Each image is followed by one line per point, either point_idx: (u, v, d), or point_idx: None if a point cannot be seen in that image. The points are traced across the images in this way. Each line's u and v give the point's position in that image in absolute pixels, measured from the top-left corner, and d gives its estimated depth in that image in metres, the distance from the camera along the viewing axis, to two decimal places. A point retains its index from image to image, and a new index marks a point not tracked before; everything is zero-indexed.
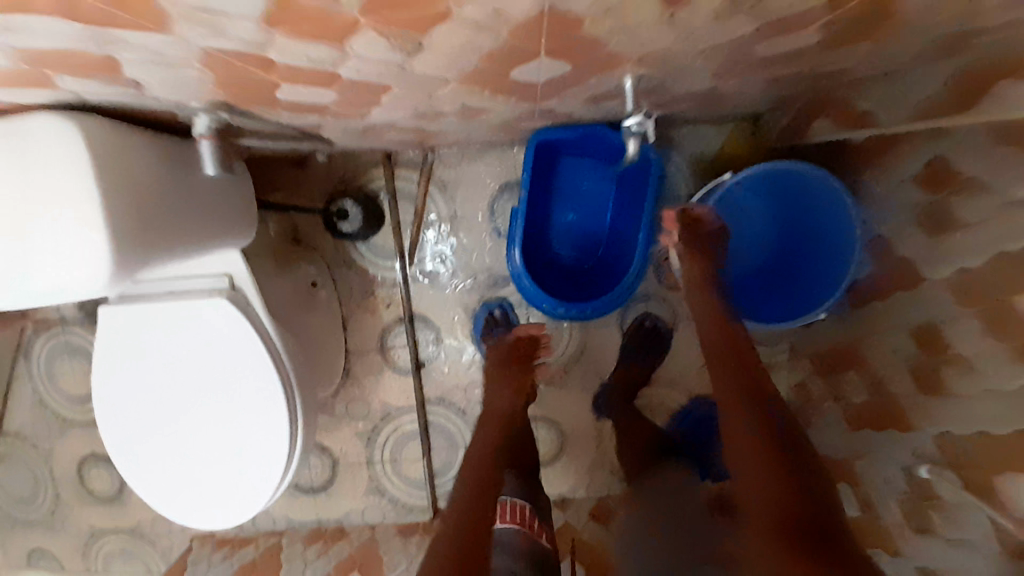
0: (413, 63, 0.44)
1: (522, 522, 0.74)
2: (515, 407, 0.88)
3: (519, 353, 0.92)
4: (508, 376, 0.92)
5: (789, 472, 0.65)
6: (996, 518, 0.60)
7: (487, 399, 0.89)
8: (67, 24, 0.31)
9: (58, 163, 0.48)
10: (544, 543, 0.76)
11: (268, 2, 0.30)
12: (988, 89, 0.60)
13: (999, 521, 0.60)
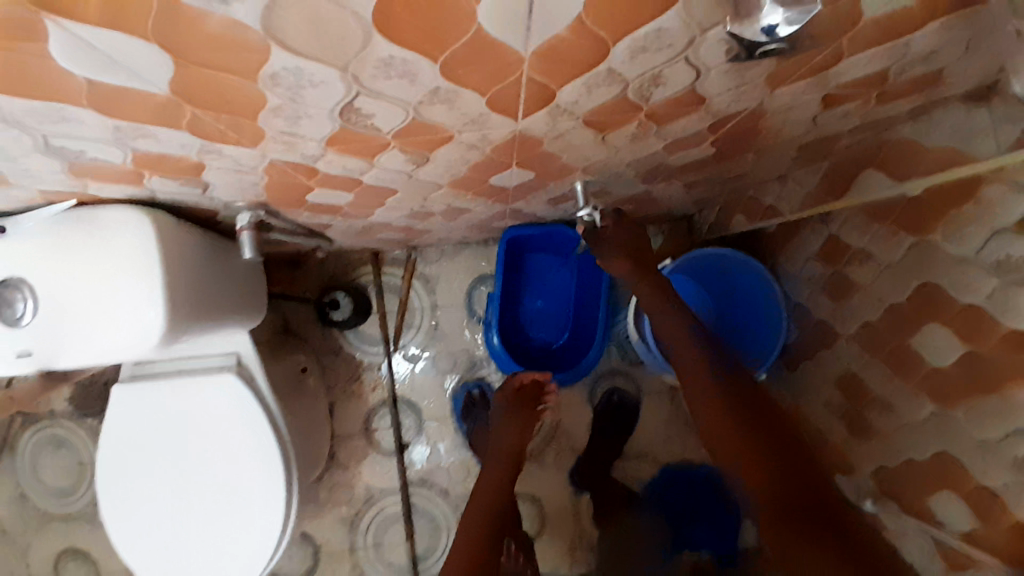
0: (420, 171, 0.58)
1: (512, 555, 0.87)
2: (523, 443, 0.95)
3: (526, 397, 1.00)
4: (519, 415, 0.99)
5: (796, 490, 0.56)
6: (941, 538, 0.70)
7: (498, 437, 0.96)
8: (189, 138, 0.45)
9: (131, 247, 0.60)
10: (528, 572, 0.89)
11: (334, 129, 0.44)
12: (852, 185, 0.79)
13: (944, 541, 0.70)
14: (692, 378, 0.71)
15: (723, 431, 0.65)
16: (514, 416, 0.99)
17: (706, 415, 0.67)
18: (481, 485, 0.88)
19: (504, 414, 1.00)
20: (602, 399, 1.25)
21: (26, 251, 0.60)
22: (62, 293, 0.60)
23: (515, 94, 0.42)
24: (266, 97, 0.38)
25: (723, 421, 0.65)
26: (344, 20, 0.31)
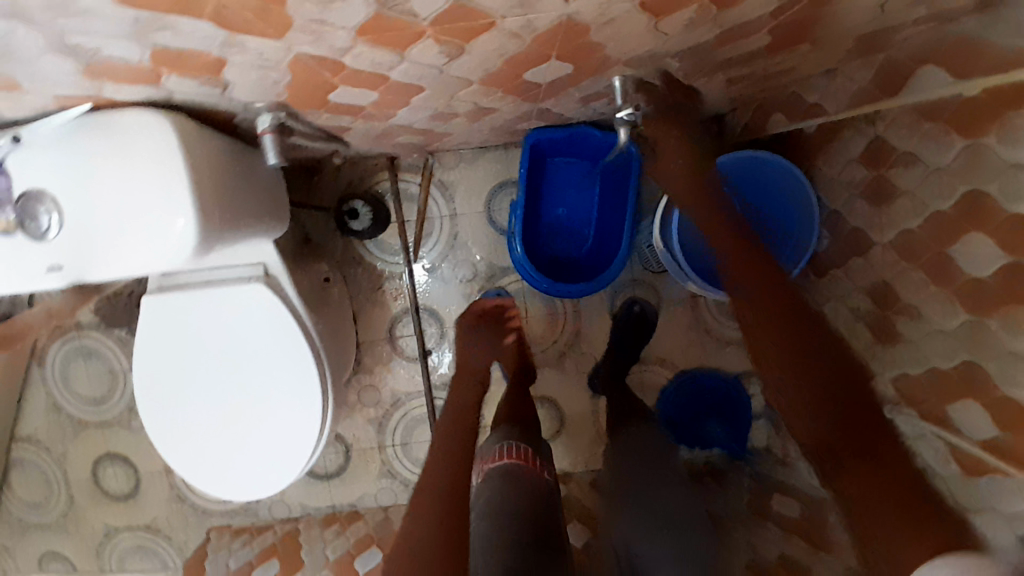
0: (453, 65, 0.54)
1: (523, 459, 0.88)
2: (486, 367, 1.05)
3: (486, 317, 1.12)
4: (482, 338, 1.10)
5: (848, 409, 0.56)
6: (957, 443, 0.72)
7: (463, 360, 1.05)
8: (211, 29, 0.41)
9: (155, 154, 0.58)
10: (545, 476, 0.88)
11: (366, 16, 0.41)
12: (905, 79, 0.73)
13: (959, 445, 0.72)
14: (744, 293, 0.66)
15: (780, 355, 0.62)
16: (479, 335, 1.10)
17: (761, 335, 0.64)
18: (457, 404, 0.94)
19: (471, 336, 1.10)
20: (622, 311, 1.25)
21: (46, 162, 0.58)
22: (85, 204, 0.58)
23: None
24: None
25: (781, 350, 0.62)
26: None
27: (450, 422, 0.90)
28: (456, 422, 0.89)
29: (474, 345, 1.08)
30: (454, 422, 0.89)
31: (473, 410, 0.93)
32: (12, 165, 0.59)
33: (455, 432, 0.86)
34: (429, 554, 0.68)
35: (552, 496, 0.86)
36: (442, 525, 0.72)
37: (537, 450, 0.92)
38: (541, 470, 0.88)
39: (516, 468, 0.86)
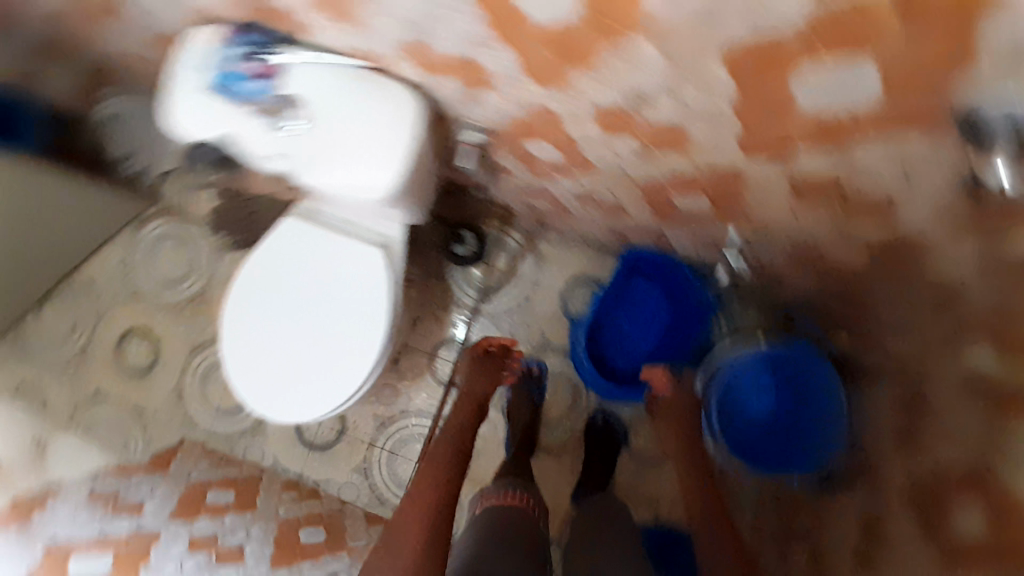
0: (634, 163, 0.71)
1: (523, 500, 0.97)
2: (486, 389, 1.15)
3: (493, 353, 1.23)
4: (485, 366, 1.20)
5: None
6: None
7: (468, 382, 1.16)
8: (511, 64, 0.59)
9: (396, 124, 0.74)
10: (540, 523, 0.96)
11: (615, 103, 0.58)
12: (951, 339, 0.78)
13: None
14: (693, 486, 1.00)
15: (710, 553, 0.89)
16: (480, 362, 1.21)
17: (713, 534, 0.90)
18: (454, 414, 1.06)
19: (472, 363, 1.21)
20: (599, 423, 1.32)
21: (315, 77, 0.74)
22: (324, 123, 0.73)
23: (767, 135, 0.54)
24: (599, 61, 0.52)
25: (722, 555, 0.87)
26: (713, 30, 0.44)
27: (449, 430, 1.02)
28: (454, 431, 1.00)
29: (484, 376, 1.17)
30: (455, 431, 1.00)
31: (466, 426, 1.04)
32: (289, 67, 0.74)
33: (451, 436, 0.98)
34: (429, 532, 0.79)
35: (544, 539, 0.93)
36: (436, 510, 0.83)
37: (533, 492, 1.01)
38: (537, 515, 0.96)
39: (517, 506, 0.95)
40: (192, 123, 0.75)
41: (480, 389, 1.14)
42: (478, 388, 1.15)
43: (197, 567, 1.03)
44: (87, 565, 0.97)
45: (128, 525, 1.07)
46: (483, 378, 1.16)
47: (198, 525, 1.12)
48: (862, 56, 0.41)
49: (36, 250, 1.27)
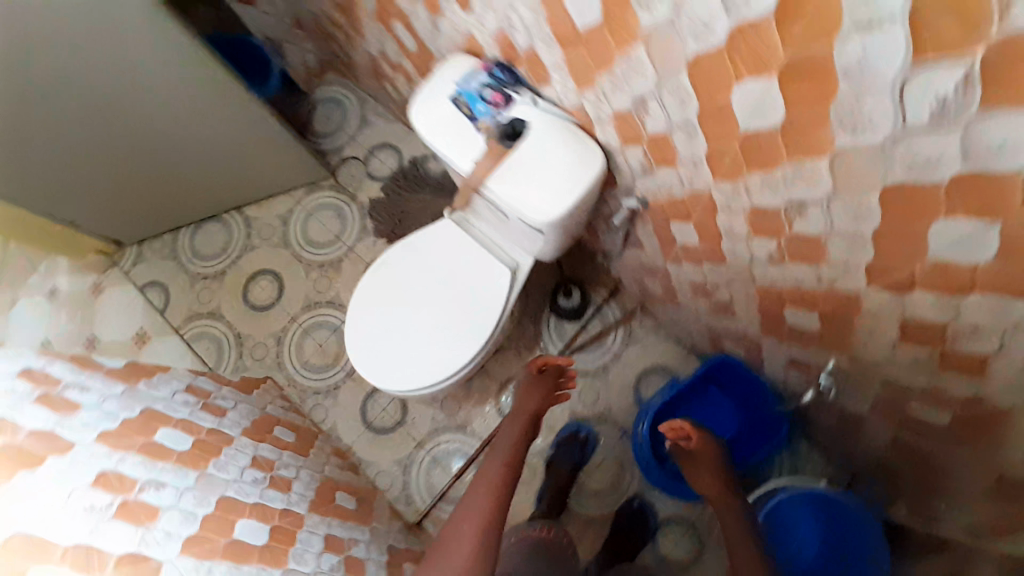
0: (764, 263, 0.82)
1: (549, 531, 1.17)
2: (539, 408, 1.21)
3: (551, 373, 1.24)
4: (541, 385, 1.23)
5: None
6: None
7: (522, 398, 1.22)
8: (697, 150, 0.73)
9: (576, 171, 0.88)
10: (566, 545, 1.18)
11: (772, 205, 0.70)
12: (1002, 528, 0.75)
13: None
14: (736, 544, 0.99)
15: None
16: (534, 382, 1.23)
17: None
18: (507, 432, 1.15)
19: (526, 383, 1.24)
20: (626, 506, 1.31)
21: (530, 117, 0.90)
22: (521, 153, 0.89)
23: (896, 269, 0.63)
24: (775, 166, 0.65)
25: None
26: (882, 166, 0.54)
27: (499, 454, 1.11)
28: (504, 451, 1.11)
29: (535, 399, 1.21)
30: (506, 458, 1.10)
31: (518, 448, 1.13)
32: (515, 105, 0.91)
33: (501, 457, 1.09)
34: (487, 516, 0.98)
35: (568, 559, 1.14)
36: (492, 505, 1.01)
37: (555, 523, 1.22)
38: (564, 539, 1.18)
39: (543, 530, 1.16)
40: (427, 122, 0.94)
41: (531, 406, 1.20)
42: (529, 407, 1.20)
43: (254, 480, 1.09)
44: (169, 438, 1.01)
45: (211, 421, 1.16)
46: (536, 398, 1.21)
47: (261, 448, 1.20)
48: (994, 220, 0.49)
49: (228, 169, 1.51)
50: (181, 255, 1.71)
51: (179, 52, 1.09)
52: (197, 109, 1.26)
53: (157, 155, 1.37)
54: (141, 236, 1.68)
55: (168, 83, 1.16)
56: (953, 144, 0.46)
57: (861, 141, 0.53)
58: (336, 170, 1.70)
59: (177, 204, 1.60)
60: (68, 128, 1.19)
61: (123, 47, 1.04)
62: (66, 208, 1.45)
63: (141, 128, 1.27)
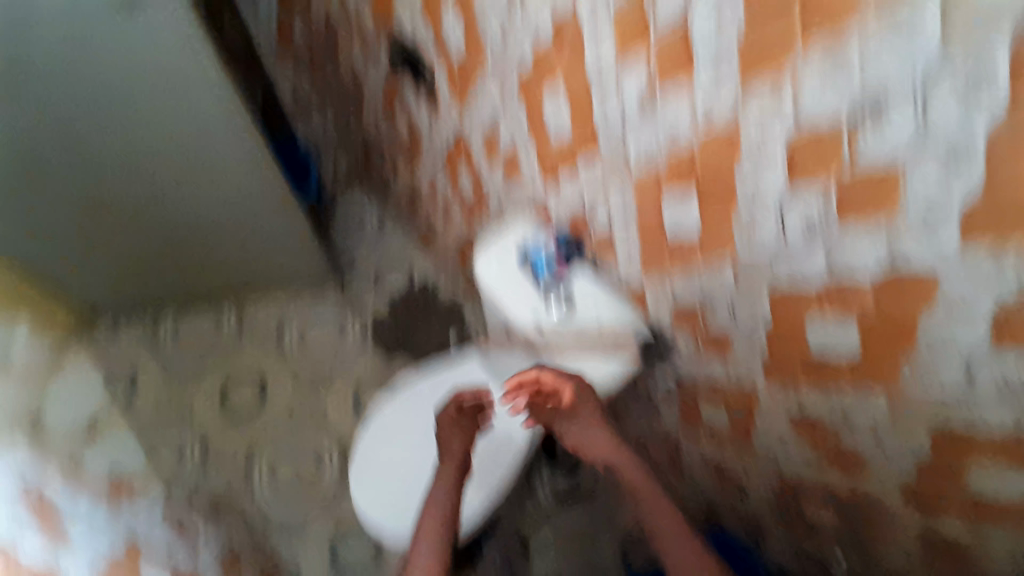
0: (798, 451, 0.92)
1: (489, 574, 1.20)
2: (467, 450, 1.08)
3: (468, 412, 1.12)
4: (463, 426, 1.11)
5: None
6: None
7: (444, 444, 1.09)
8: (760, 351, 0.83)
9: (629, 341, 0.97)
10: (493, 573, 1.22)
11: (824, 411, 0.81)
12: None
13: None
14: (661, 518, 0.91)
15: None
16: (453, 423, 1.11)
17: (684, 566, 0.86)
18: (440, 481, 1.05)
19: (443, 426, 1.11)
20: None
21: (589, 292, 0.98)
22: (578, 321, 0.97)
23: (934, 487, 0.73)
24: (836, 383, 0.75)
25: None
26: (943, 410, 0.64)
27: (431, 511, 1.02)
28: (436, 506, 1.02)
29: (456, 440, 1.09)
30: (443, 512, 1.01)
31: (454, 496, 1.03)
32: (576, 277, 0.99)
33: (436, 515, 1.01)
34: None
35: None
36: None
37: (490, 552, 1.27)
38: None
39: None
40: (491, 280, 1.02)
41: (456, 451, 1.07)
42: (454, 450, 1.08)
43: None
44: None
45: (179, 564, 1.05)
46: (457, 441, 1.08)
47: None
48: None
49: (249, 242, 1.49)
50: (161, 351, 1.68)
51: (217, 109, 1.12)
52: (220, 182, 1.28)
53: (181, 221, 1.37)
54: (159, 302, 1.66)
55: (219, 152, 1.21)
56: (1007, 418, 0.58)
57: (928, 390, 0.64)
58: (349, 282, 1.76)
59: (198, 282, 1.60)
60: (96, 183, 1.22)
61: (165, 99, 1.08)
62: (89, 265, 1.46)
63: (174, 188, 1.27)
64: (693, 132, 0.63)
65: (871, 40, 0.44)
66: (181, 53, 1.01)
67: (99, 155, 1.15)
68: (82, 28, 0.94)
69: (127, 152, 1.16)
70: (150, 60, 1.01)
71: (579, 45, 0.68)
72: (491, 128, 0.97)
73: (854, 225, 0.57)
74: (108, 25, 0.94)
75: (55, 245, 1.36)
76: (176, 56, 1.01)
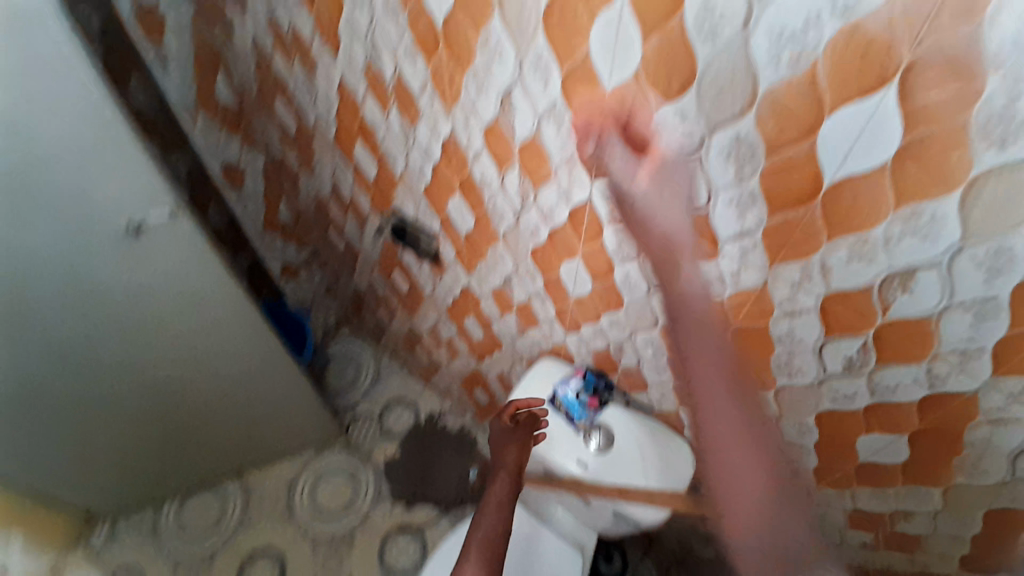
0: (850, 537, 0.95)
1: None
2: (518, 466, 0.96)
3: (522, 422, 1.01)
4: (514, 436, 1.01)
5: None
6: None
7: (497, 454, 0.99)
8: (807, 461, 0.86)
9: (675, 466, 0.96)
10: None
11: (879, 504, 0.84)
12: None
13: None
14: (713, 362, 0.70)
15: (745, 443, 0.72)
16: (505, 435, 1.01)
17: (722, 444, 0.73)
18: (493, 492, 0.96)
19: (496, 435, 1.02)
20: None
21: (624, 424, 1.01)
22: (619, 455, 0.97)
23: (990, 553, 0.77)
24: (888, 482, 0.79)
25: (729, 468, 0.73)
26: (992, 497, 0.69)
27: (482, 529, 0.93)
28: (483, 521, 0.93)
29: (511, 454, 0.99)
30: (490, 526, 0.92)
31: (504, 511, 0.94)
32: (608, 411, 1.02)
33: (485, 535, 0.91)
34: None
35: None
36: None
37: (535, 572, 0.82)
38: None
39: None
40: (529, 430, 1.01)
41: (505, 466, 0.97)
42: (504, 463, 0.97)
43: None
44: None
45: None
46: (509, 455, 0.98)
47: None
48: None
49: (251, 417, 1.44)
50: (165, 545, 1.56)
51: (220, 311, 1.11)
52: (214, 370, 1.24)
53: (181, 413, 1.31)
54: (158, 495, 1.56)
55: (212, 344, 1.17)
56: None
57: (976, 481, 0.69)
58: (353, 431, 1.72)
59: (197, 463, 1.52)
60: (94, 398, 1.16)
61: (172, 313, 1.06)
62: (87, 481, 1.37)
63: (170, 386, 1.22)
64: (723, 294, 0.70)
65: (896, 235, 0.51)
66: (195, 278, 1.02)
67: (99, 370, 1.10)
68: (92, 281, 0.93)
69: (128, 361, 1.11)
70: (161, 293, 1.01)
71: (598, 229, 0.75)
72: (504, 287, 1.04)
73: (895, 361, 0.62)
74: (122, 269, 0.94)
75: (44, 473, 1.27)
76: (193, 282, 1.02)
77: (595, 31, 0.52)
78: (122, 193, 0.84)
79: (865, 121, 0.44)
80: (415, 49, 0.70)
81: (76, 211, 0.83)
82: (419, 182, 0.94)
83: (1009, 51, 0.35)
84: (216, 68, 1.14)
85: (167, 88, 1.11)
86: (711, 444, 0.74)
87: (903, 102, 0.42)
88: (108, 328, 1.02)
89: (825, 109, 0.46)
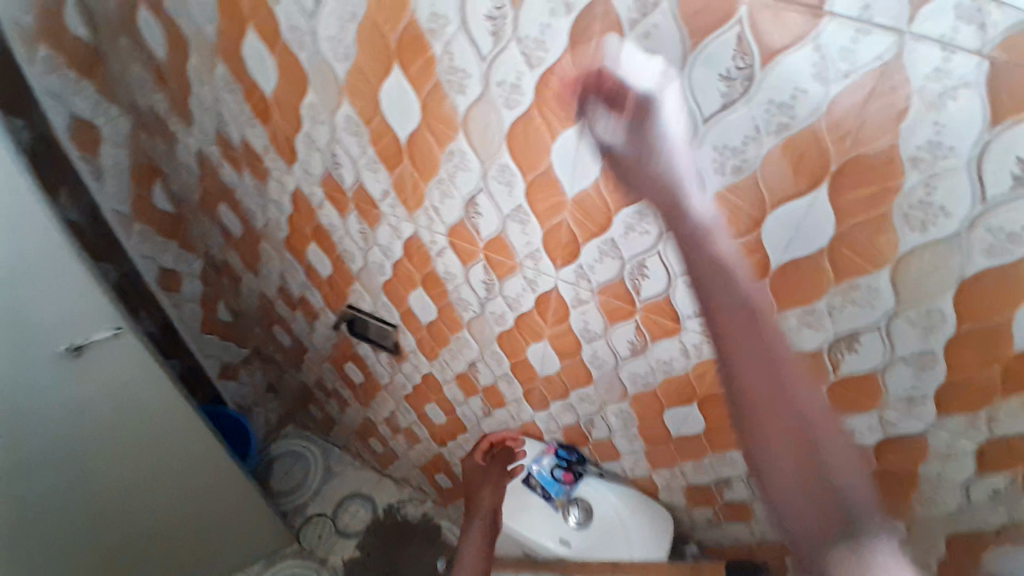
0: None
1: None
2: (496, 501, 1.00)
3: (497, 454, 1.07)
4: (491, 469, 1.05)
5: None
6: None
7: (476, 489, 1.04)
8: None
9: (655, 531, 0.99)
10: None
11: None
12: None
13: None
14: (744, 338, 0.49)
15: (794, 414, 0.48)
16: (483, 469, 1.06)
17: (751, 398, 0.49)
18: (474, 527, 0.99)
19: (474, 468, 1.07)
20: None
21: (600, 494, 1.01)
22: (602, 527, 0.98)
23: None
24: None
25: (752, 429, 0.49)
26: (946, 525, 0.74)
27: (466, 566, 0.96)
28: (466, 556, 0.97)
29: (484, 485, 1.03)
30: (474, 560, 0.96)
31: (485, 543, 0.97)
32: (584, 483, 1.02)
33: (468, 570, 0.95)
34: None
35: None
36: None
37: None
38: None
39: None
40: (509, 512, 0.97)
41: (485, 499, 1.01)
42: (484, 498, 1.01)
43: None
44: None
45: None
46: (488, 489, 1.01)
47: None
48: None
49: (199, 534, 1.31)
50: None
51: (173, 424, 1.06)
52: (160, 491, 1.14)
53: (121, 546, 1.15)
54: None
55: (167, 460, 1.10)
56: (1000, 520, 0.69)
57: (933, 512, 0.74)
58: (307, 533, 1.61)
59: None
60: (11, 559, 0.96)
61: (126, 429, 0.99)
62: None
63: (110, 517, 1.09)
64: (687, 366, 0.75)
65: (839, 305, 0.58)
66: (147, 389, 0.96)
67: (30, 514, 0.95)
68: (37, 411, 0.85)
69: (61, 498, 0.98)
70: (112, 411, 0.95)
71: (563, 313, 0.79)
72: (469, 371, 1.05)
73: (850, 412, 0.68)
74: (67, 392, 0.87)
75: None
76: (146, 398, 0.97)
77: (556, 146, 0.58)
78: (81, 309, 0.80)
79: (801, 214, 0.52)
80: (379, 160, 0.75)
81: (17, 342, 0.77)
82: (379, 278, 0.96)
83: (922, 155, 0.44)
84: (154, 179, 1.12)
85: (102, 200, 1.08)
86: (745, 406, 0.49)
87: (832, 199, 0.50)
88: (56, 460, 0.92)
89: (767, 206, 0.54)
